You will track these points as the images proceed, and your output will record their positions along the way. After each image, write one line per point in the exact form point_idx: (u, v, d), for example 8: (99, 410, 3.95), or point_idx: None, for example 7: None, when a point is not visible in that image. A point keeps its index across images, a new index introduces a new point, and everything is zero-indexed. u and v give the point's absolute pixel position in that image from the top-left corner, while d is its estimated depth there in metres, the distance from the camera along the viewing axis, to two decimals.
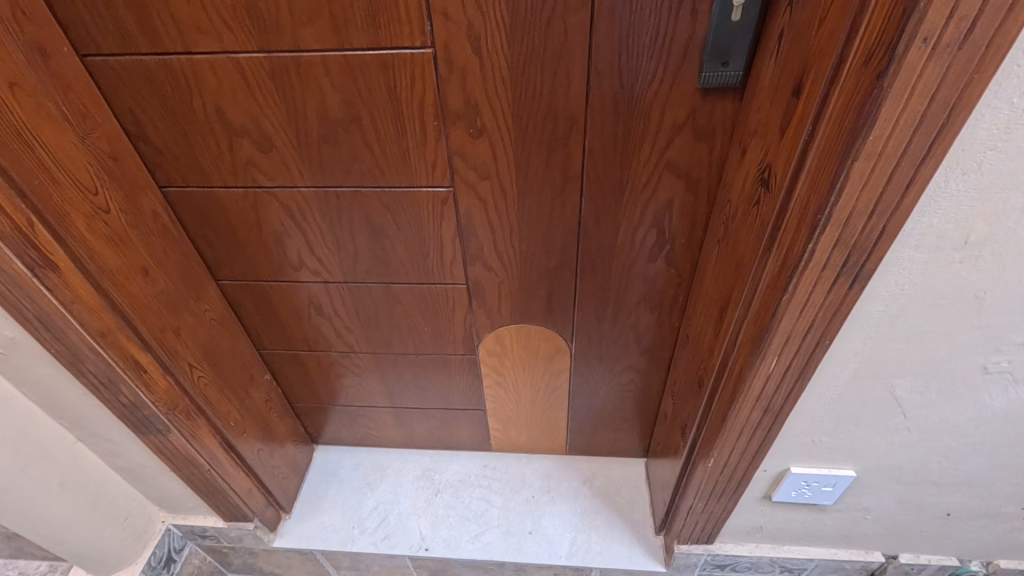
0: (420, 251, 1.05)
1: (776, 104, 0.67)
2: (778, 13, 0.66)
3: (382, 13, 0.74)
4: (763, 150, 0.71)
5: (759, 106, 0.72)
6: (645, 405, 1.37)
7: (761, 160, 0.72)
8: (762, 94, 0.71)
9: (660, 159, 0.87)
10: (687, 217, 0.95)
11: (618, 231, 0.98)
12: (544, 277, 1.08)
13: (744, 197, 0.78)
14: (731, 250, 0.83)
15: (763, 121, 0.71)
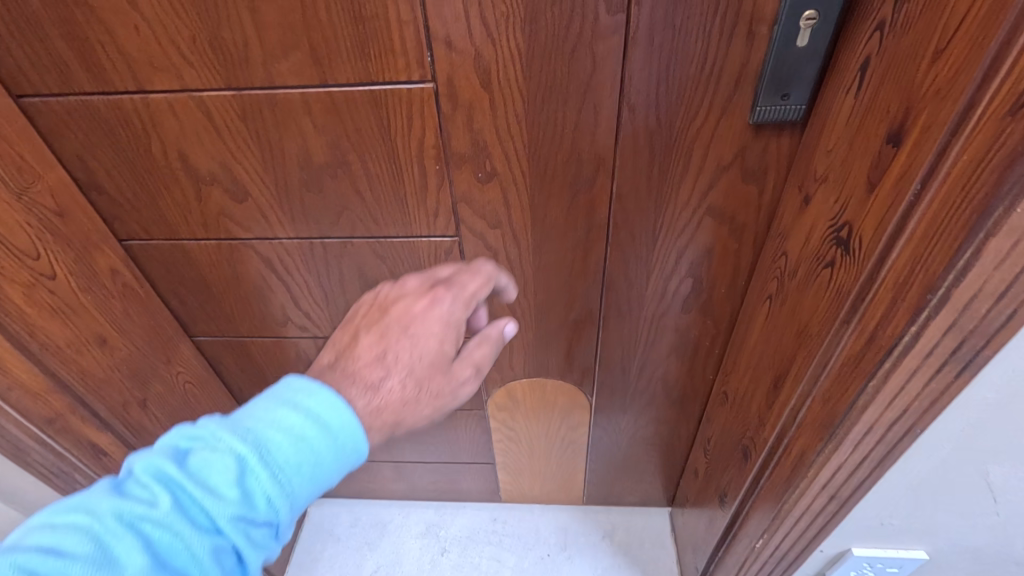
0: None
1: (860, 150, 0.54)
2: (857, 37, 0.54)
3: (372, 43, 0.61)
4: (835, 203, 0.59)
5: (829, 147, 0.60)
6: (671, 457, 1.25)
7: (834, 214, 0.59)
8: (834, 134, 0.59)
9: (700, 203, 0.75)
10: (729, 265, 0.82)
11: (648, 280, 0.85)
12: (562, 330, 0.95)
13: (807, 253, 0.65)
14: (789, 313, 0.70)
15: (836, 167, 0.58)
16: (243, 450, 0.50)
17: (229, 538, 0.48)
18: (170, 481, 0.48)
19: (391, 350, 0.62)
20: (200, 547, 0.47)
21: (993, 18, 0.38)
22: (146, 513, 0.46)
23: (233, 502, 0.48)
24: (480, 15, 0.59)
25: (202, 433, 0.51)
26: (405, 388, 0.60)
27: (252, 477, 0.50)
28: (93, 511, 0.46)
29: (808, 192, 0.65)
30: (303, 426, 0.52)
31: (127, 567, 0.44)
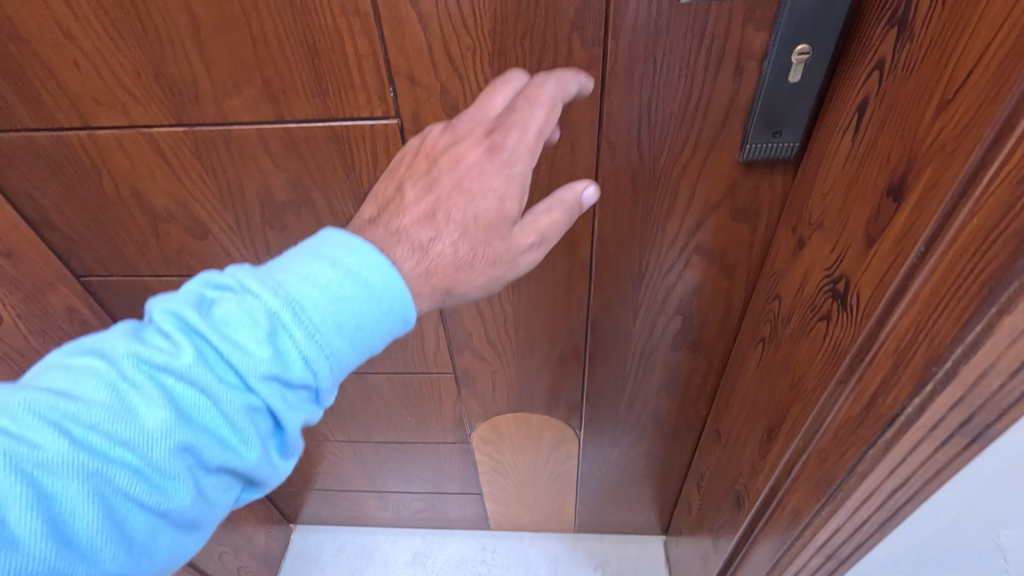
0: (397, 340, 0.88)
1: (855, 199, 0.50)
2: (853, 76, 0.49)
3: (329, 78, 0.57)
4: (831, 253, 0.54)
5: (822, 191, 0.55)
6: (664, 489, 1.20)
7: (829, 265, 0.54)
8: (828, 178, 0.54)
9: (689, 241, 0.70)
10: (720, 302, 0.77)
11: (635, 317, 0.81)
12: (546, 365, 0.91)
13: (800, 301, 0.60)
14: (783, 361, 0.66)
15: (831, 214, 0.54)
16: (275, 307, 0.43)
17: (260, 397, 0.43)
18: (194, 330, 0.43)
19: (441, 206, 0.51)
20: (229, 406, 0.42)
21: (1007, 71, 0.33)
22: (167, 365, 0.42)
23: (263, 359, 0.42)
24: (445, 48, 0.54)
25: (233, 283, 0.45)
26: (457, 250, 0.50)
27: (285, 338, 0.43)
28: (112, 358, 0.42)
29: (801, 236, 0.60)
30: (342, 281, 0.45)
31: (147, 421, 0.40)
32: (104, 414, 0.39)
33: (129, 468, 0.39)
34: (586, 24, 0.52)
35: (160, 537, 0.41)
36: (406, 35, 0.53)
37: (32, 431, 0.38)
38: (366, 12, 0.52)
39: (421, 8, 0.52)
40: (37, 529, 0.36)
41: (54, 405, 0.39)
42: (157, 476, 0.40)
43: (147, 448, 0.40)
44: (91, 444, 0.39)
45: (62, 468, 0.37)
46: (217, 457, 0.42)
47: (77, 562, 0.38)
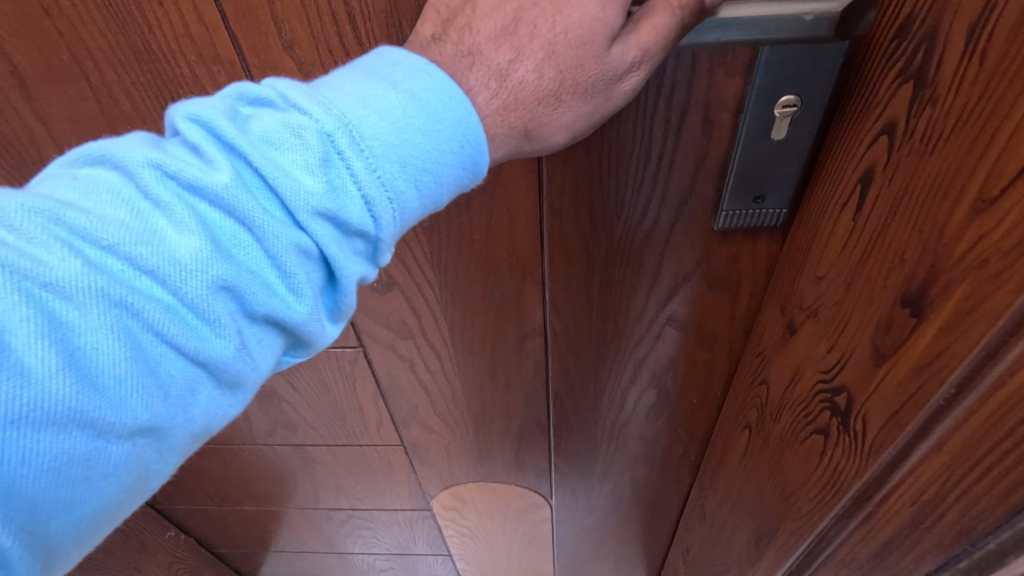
0: (333, 413, 0.77)
1: (859, 295, 0.38)
2: (853, 138, 0.38)
3: None
4: (828, 354, 0.42)
5: (815, 274, 0.43)
6: (649, 553, 1.08)
7: (826, 368, 0.43)
8: (823, 259, 0.42)
9: (659, 312, 0.59)
10: (701, 374, 0.66)
11: (602, 388, 0.70)
12: (506, 435, 0.80)
13: (792, 401, 0.49)
14: (771, 463, 0.54)
15: (828, 306, 0.42)
16: (328, 125, 0.30)
17: (317, 235, 0.30)
18: (228, 139, 0.29)
19: (522, 21, 0.34)
20: (275, 243, 0.29)
21: None
22: (196, 177, 0.28)
23: (314, 188, 0.29)
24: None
25: (269, 94, 0.31)
26: (542, 82, 0.34)
27: (339, 168, 0.30)
28: (122, 159, 0.29)
29: (791, 320, 0.48)
30: (407, 107, 0.31)
31: (177, 247, 0.27)
32: (118, 230, 0.27)
33: (160, 302, 0.27)
34: None
35: (200, 394, 0.29)
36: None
37: (23, 241, 0.25)
38: (230, 59, 0.40)
39: (299, 54, 0.40)
40: (51, 361, 0.25)
41: (52, 207, 0.26)
42: (194, 319, 0.28)
43: (179, 281, 0.27)
44: (110, 267, 0.26)
45: (76, 291, 0.26)
46: (264, 305, 0.29)
47: (105, 407, 0.26)
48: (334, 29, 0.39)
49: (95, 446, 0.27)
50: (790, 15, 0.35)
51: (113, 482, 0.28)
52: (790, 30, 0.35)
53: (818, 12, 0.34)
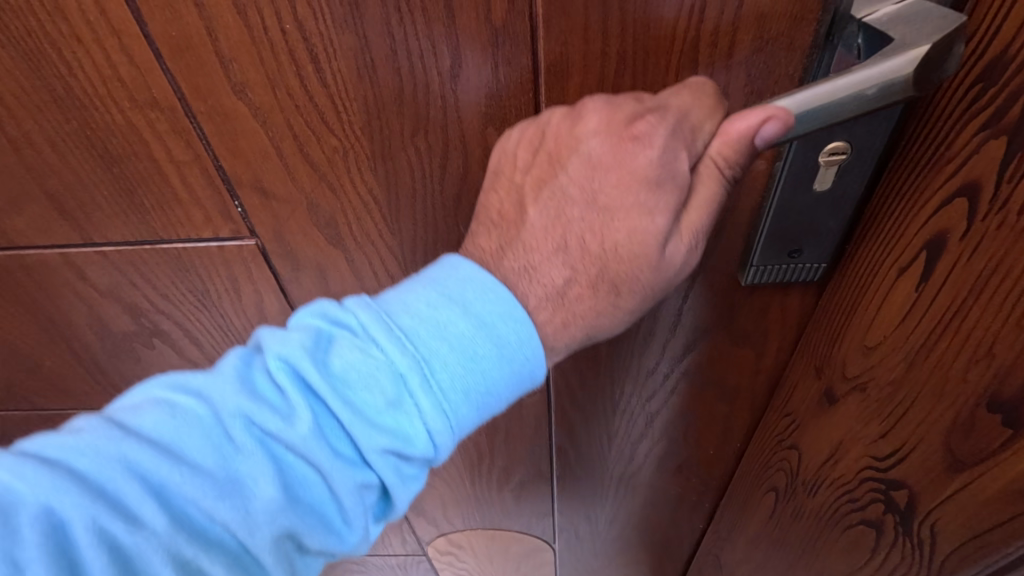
0: None
1: (931, 381, 0.33)
2: (914, 194, 0.31)
3: (143, 194, 0.39)
4: (879, 439, 0.38)
5: (862, 346, 0.37)
6: None
7: (876, 453, 0.38)
8: (869, 331, 0.36)
9: (675, 365, 0.53)
10: (717, 428, 0.60)
11: (611, 439, 0.64)
12: (506, 484, 0.74)
13: (827, 481, 0.43)
14: (806, 541, 0.48)
15: (879, 385, 0.36)
16: (402, 365, 0.29)
17: (383, 476, 0.30)
18: (311, 384, 0.29)
19: (570, 233, 0.32)
20: (339, 487, 0.29)
21: None
22: (278, 428, 0.29)
23: (384, 431, 0.29)
24: (300, 150, 0.36)
25: (347, 325, 0.31)
26: (599, 297, 0.32)
27: (407, 403, 0.29)
28: (213, 400, 0.29)
29: (828, 389, 0.40)
30: (475, 334, 0.30)
31: (253, 499, 0.28)
32: (202, 485, 0.27)
33: (227, 549, 0.28)
34: (508, 118, 0.34)
35: None
36: (238, 134, 0.35)
37: (121, 497, 0.26)
38: (171, 104, 0.34)
39: (252, 99, 0.33)
40: None
41: (146, 461, 0.27)
42: (254, 563, 0.28)
43: (248, 534, 0.28)
44: (191, 520, 0.27)
45: (155, 552, 0.26)
46: (319, 542, 0.30)
47: None
48: (293, 70, 0.32)
49: None
50: (846, 94, 0.26)
51: None
52: (852, 111, 0.26)
53: (879, 82, 0.25)
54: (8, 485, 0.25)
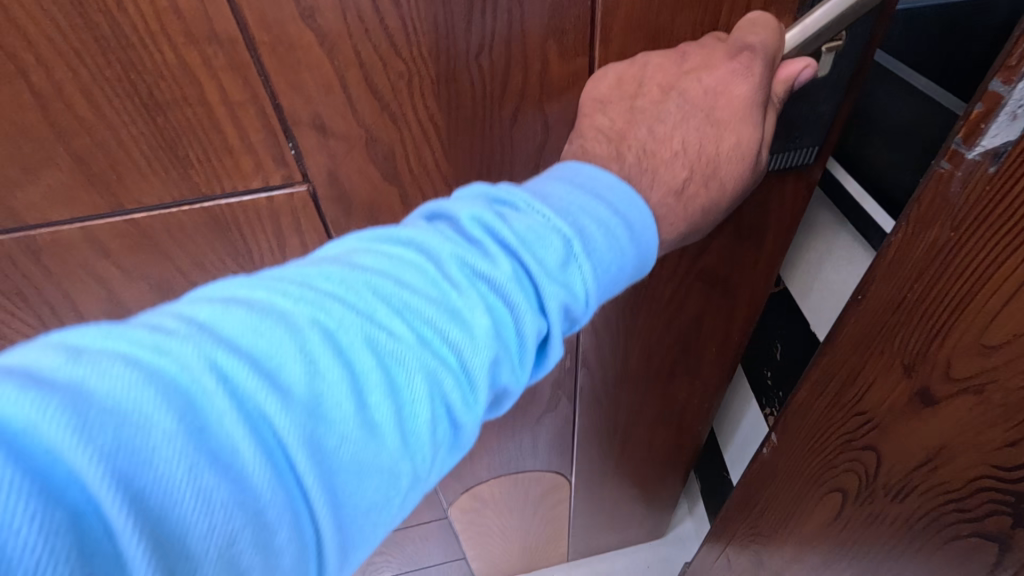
0: None
1: None
2: None
3: (188, 145, 0.37)
4: (1001, 451, 0.30)
5: (978, 342, 0.30)
6: (662, 505, 1.11)
7: (998, 462, 0.30)
8: (988, 329, 0.29)
9: (692, 268, 0.60)
10: (720, 322, 0.68)
11: (630, 352, 0.71)
12: (532, 419, 0.78)
13: (910, 492, 0.37)
14: (876, 556, 0.40)
15: (1002, 386, 0.29)
16: (567, 231, 0.31)
17: (557, 328, 0.31)
18: (501, 237, 0.30)
19: (684, 139, 0.37)
20: (525, 330, 0.29)
21: None
22: (487, 270, 0.29)
23: (557, 283, 0.30)
24: (365, 79, 0.36)
25: (516, 199, 0.32)
26: (711, 192, 0.37)
27: (569, 271, 0.31)
28: (426, 247, 0.30)
29: (924, 389, 0.34)
30: (613, 221, 0.32)
31: (469, 327, 0.28)
32: (432, 310, 0.28)
33: (450, 370, 0.27)
34: (566, 27, 0.37)
35: (436, 465, 0.28)
36: (301, 66, 0.35)
37: (371, 313, 0.27)
38: (232, 36, 0.33)
39: (320, 25, 0.33)
40: (352, 427, 0.25)
41: (386, 286, 0.28)
42: (463, 389, 0.28)
43: (467, 357, 0.28)
44: (418, 337, 0.27)
45: (396, 362, 0.26)
46: (505, 379, 0.30)
47: (369, 468, 0.25)
48: None
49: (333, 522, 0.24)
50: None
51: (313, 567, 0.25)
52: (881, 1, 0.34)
53: None
54: (267, 299, 0.26)
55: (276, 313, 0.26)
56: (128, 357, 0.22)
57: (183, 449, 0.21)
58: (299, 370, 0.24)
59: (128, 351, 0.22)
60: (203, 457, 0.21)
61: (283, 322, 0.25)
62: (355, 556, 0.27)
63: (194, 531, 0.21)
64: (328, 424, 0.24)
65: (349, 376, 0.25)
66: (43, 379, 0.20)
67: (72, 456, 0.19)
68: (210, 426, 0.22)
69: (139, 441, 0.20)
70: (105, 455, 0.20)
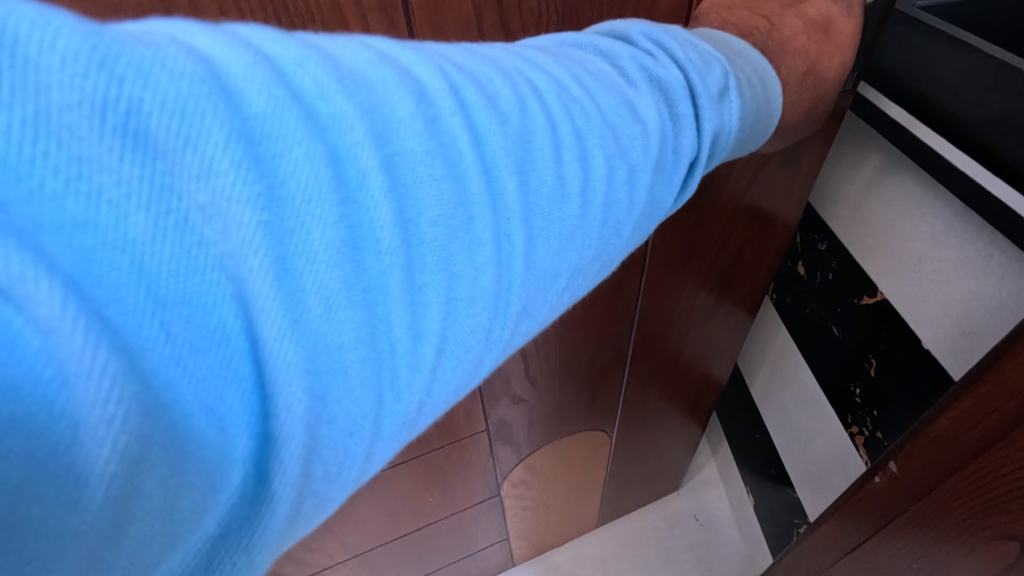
0: None
1: None
2: None
3: None
4: None
5: None
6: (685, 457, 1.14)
7: None
8: None
9: (740, 204, 0.67)
10: (756, 257, 0.75)
11: (681, 296, 0.75)
12: (592, 378, 0.80)
13: None
14: None
15: None
16: (726, 68, 0.40)
17: (705, 153, 0.38)
18: (675, 56, 0.38)
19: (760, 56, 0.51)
20: (683, 139, 0.36)
21: None
22: (663, 75, 0.36)
23: (718, 111, 0.38)
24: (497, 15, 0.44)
25: (680, 36, 0.40)
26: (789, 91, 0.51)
27: (722, 105, 0.39)
28: (610, 52, 0.36)
29: None
30: (755, 81, 0.43)
31: (643, 117, 0.33)
32: (612, 96, 0.33)
33: (625, 159, 0.32)
34: None
35: (588, 250, 0.31)
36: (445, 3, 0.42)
37: (566, 84, 0.31)
38: None
39: None
40: (549, 179, 0.28)
41: (577, 70, 0.33)
42: (622, 173, 0.32)
43: (640, 142, 0.33)
44: (595, 115, 0.31)
45: (582, 128, 0.30)
46: (661, 185, 0.35)
47: (553, 220, 0.29)
48: None
49: (524, 264, 0.28)
50: None
51: (501, 307, 0.28)
52: None
53: None
54: (482, 53, 0.30)
55: (493, 60, 0.30)
56: (377, 50, 0.25)
57: (420, 136, 0.24)
58: (512, 104, 0.28)
59: (379, 48, 0.26)
60: (435, 149, 0.24)
61: (497, 67, 0.29)
62: (526, 318, 0.30)
63: (422, 217, 0.24)
64: (533, 164, 0.28)
65: (552, 122, 0.29)
66: (309, 43, 0.23)
67: (335, 105, 0.22)
68: (441, 122, 0.25)
69: (388, 114, 0.23)
70: (365, 108, 0.22)
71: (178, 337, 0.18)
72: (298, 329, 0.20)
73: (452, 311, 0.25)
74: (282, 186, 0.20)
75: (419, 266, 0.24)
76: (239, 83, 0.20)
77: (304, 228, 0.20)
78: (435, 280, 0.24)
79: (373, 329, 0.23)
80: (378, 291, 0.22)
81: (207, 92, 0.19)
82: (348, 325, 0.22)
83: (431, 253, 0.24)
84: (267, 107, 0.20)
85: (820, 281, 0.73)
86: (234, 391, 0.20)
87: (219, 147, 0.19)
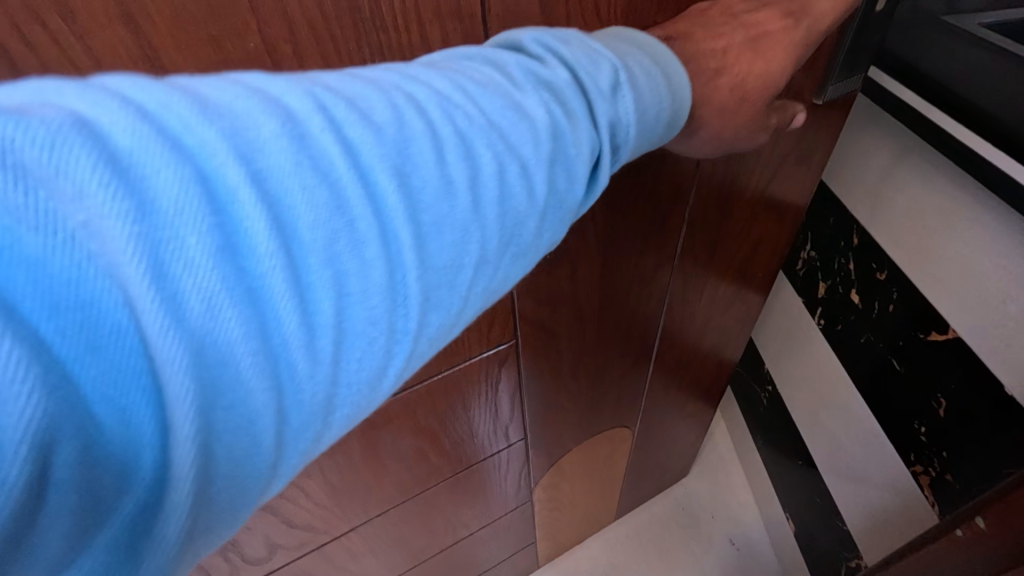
0: (467, 434, 0.68)
1: None
2: None
3: None
4: None
5: None
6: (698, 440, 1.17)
7: None
8: None
9: (762, 197, 0.68)
10: (771, 247, 0.78)
11: (704, 290, 0.76)
12: (621, 379, 0.80)
13: None
14: None
15: None
16: (617, 65, 0.34)
17: (607, 144, 0.32)
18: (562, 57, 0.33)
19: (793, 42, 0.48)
20: (578, 143, 0.31)
21: None
22: (552, 77, 0.32)
23: (616, 111, 0.33)
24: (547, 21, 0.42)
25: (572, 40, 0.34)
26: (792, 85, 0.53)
27: (615, 102, 0.33)
28: (491, 58, 0.32)
29: None
30: (656, 66, 0.36)
31: (531, 120, 0.29)
32: (492, 102, 0.29)
33: (518, 159, 0.28)
34: None
35: (489, 256, 0.28)
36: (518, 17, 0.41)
37: (448, 96, 0.28)
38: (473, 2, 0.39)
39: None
40: (432, 180, 0.25)
41: (460, 79, 0.29)
42: (516, 172, 0.28)
43: (531, 142, 0.29)
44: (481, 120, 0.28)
45: (467, 134, 0.27)
46: (561, 180, 0.30)
47: (443, 229, 0.25)
48: None
49: (415, 270, 0.25)
50: None
51: (403, 312, 0.25)
52: None
53: None
54: (357, 74, 0.27)
55: (366, 79, 0.27)
56: (241, 81, 0.23)
57: (286, 152, 0.22)
58: (387, 116, 0.25)
59: (241, 78, 0.24)
60: (306, 163, 0.22)
61: (375, 85, 0.26)
62: (433, 308, 0.26)
63: (299, 221, 0.21)
64: (413, 167, 0.25)
65: (433, 134, 0.26)
66: (185, 89, 0.22)
67: (199, 134, 0.20)
68: (309, 139, 0.22)
69: (251, 137, 0.21)
70: (227, 133, 0.21)
71: (75, 337, 0.18)
72: (182, 329, 0.19)
73: (345, 315, 0.23)
74: (155, 204, 0.19)
75: (303, 267, 0.21)
76: (105, 122, 0.19)
77: (179, 237, 0.19)
78: (320, 288, 0.22)
79: (267, 338, 0.21)
80: (264, 299, 0.20)
81: (81, 131, 0.18)
82: (235, 325, 0.20)
83: (313, 254, 0.22)
84: (132, 142, 0.19)
85: (878, 311, 0.72)
86: (143, 400, 0.19)
87: (88, 171, 0.18)
